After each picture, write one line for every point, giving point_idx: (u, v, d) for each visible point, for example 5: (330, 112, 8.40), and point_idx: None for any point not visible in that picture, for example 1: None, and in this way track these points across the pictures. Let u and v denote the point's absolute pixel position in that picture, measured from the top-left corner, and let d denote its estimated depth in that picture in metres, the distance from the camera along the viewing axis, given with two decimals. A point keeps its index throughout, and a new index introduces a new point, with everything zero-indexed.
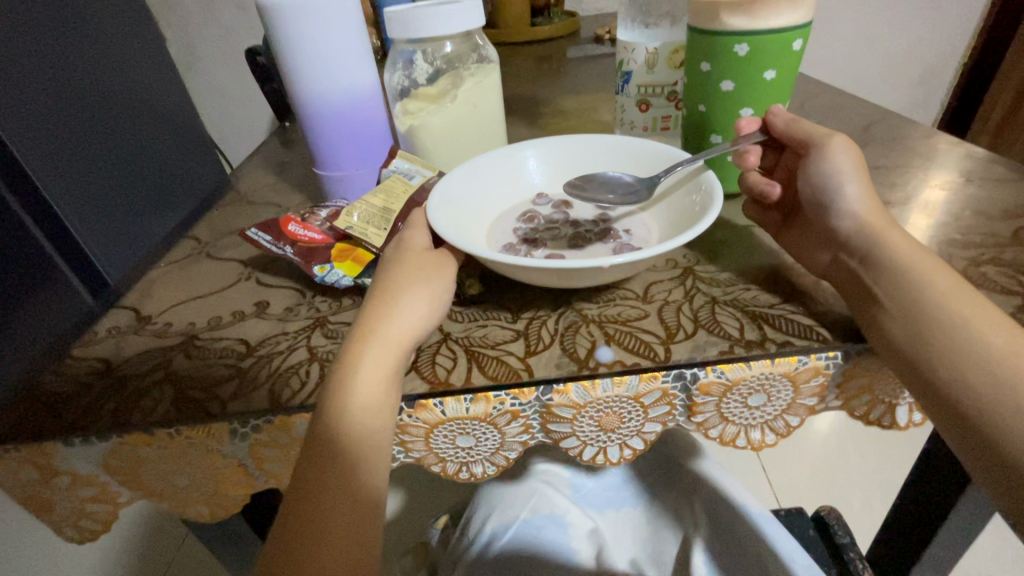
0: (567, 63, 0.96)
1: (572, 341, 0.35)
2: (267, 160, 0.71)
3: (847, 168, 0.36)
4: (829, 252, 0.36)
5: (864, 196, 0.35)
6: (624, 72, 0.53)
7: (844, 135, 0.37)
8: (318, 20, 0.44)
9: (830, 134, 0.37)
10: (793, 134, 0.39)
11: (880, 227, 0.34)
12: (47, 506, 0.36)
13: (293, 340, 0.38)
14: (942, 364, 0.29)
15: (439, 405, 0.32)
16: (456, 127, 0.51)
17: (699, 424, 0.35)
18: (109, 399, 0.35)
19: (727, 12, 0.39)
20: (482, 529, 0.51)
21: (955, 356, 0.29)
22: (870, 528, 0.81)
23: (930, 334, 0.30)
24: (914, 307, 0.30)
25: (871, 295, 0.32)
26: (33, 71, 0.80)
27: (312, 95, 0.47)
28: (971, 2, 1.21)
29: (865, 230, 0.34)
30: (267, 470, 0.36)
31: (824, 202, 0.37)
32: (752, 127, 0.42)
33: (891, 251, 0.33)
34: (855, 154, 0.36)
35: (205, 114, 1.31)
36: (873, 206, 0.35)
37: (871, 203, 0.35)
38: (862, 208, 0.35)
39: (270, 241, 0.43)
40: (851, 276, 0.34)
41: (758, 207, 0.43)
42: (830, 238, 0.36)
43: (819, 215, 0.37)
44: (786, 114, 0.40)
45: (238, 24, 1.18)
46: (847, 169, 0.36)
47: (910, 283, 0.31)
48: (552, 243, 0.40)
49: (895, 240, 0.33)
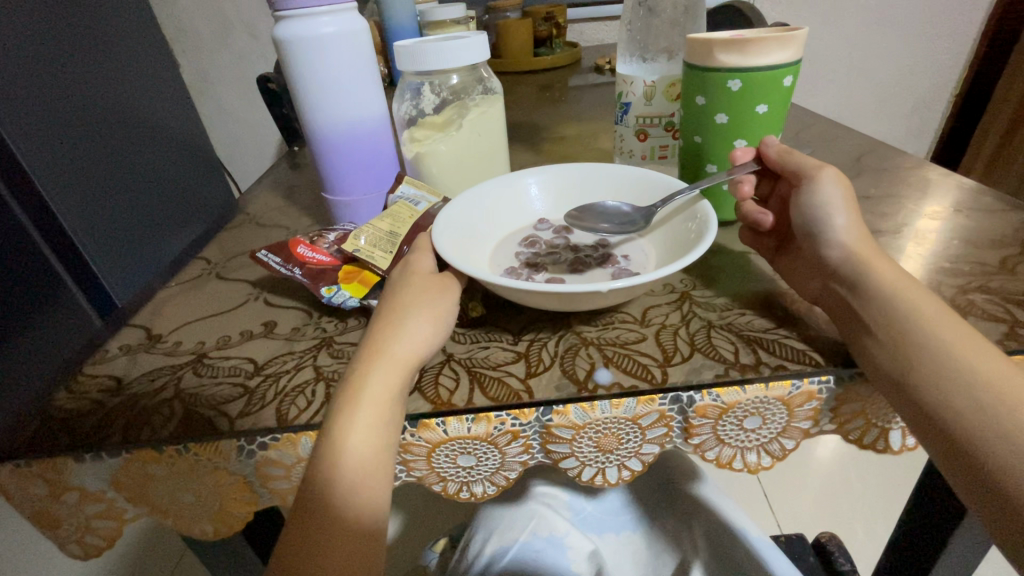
0: (568, 92, 0.98)
1: (572, 363, 0.36)
2: (276, 184, 0.73)
3: (834, 199, 0.37)
4: (821, 278, 0.37)
5: (852, 226, 0.36)
6: (623, 103, 0.55)
7: (832, 168, 0.39)
8: (330, 54, 0.46)
9: (819, 165, 0.39)
10: (785, 164, 0.41)
11: (868, 255, 0.35)
12: (54, 521, 0.37)
13: (300, 359, 0.39)
14: (929, 386, 0.30)
15: (441, 425, 0.33)
16: (462, 154, 0.53)
17: (696, 446, 0.35)
18: (120, 416, 0.36)
19: (720, 49, 0.41)
20: (482, 550, 0.51)
21: (941, 379, 0.29)
22: (872, 557, 0.80)
23: (916, 356, 0.30)
24: (900, 331, 0.31)
25: (862, 323, 0.33)
26: (52, 94, 0.84)
27: (323, 124, 0.49)
28: (960, 36, 1.25)
29: (854, 259, 0.35)
30: (271, 489, 0.36)
31: (814, 232, 0.38)
32: (746, 157, 0.44)
33: (879, 278, 0.34)
34: (843, 186, 0.38)
35: (216, 136, 1.34)
36: (862, 235, 0.36)
37: (859, 232, 0.36)
38: (852, 237, 0.36)
39: (279, 263, 0.45)
40: (841, 303, 0.35)
41: (753, 234, 0.45)
42: (821, 266, 0.37)
43: (810, 243, 0.38)
44: (778, 145, 0.42)
45: (250, 50, 1.22)
46: (835, 200, 0.37)
47: (897, 309, 0.32)
48: (551, 266, 0.41)
49: (883, 267, 0.34)
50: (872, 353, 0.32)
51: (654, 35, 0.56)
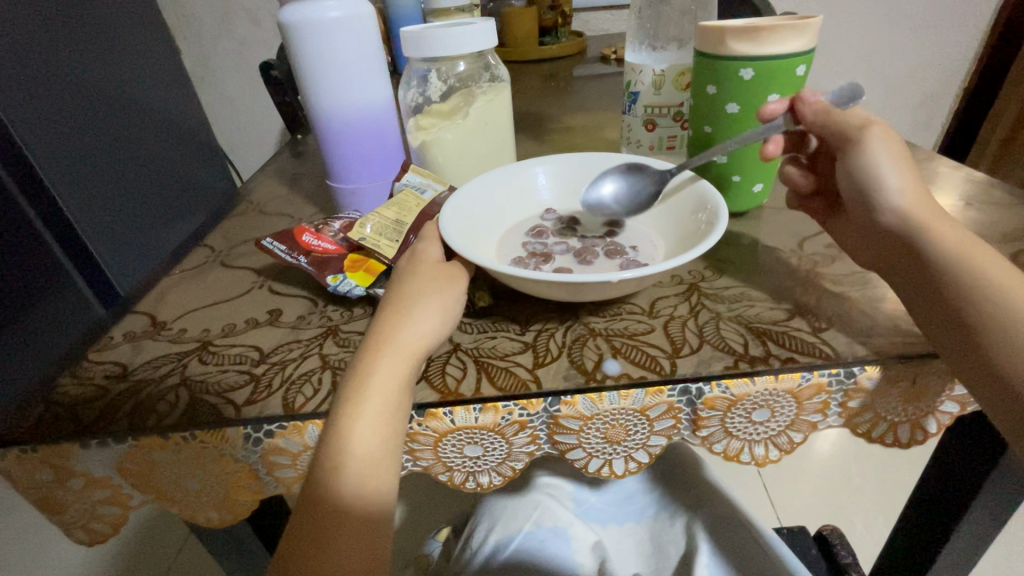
0: (574, 82, 0.97)
1: (580, 353, 0.36)
2: (279, 172, 0.72)
3: (886, 158, 0.36)
4: (877, 245, 0.37)
5: (907, 185, 0.35)
6: (632, 92, 0.55)
7: (880, 124, 0.37)
8: (335, 39, 0.45)
9: (865, 124, 0.36)
10: (825, 127, 0.38)
11: (926, 218, 0.34)
12: (60, 507, 0.37)
13: (306, 348, 0.39)
14: (1006, 360, 0.29)
15: (448, 414, 0.33)
16: (467, 143, 0.52)
17: (703, 439, 0.35)
18: (126, 402, 0.36)
19: (732, 38, 0.41)
20: (486, 539, 0.51)
21: (1016, 354, 0.29)
22: (872, 550, 0.80)
23: (977, 328, 0.31)
24: (958, 302, 0.32)
25: (926, 284, 0.33)
26: (55, 82, 0.83)
27: (327, 111, 0.49)
28: (970, 29, 1.23)
29: (913, 224, 0.34)
30: (277, 477, 0.36)
31: (864, 196, 0.37)
32: (780, 109, 0.41)
33: (940, 242, 0.33)
34: (893, 142, 0.36)
35: (217, 124, 1.34)
36: (916, 193, 0.35)
37: (915, 190, 0.35)
38: (906, 200, 0.35)
39: (284, 250, 0.45)
40: (900, 265, 0.36)
41: (798, 198, 0.45)
42: (876, 234, 0.37)
43: (863, 210, 0.37)
44: (817, 104, 0.39)
45: (253, 37, 1.21)
46: (887, 159, 0.36)
47: (960, 267, 0.32)
48: (571, 241, 0.43)
49: (942, 227, 0.34)
50: (937, 316, 0.32)
51: (664, 24, 0.56)
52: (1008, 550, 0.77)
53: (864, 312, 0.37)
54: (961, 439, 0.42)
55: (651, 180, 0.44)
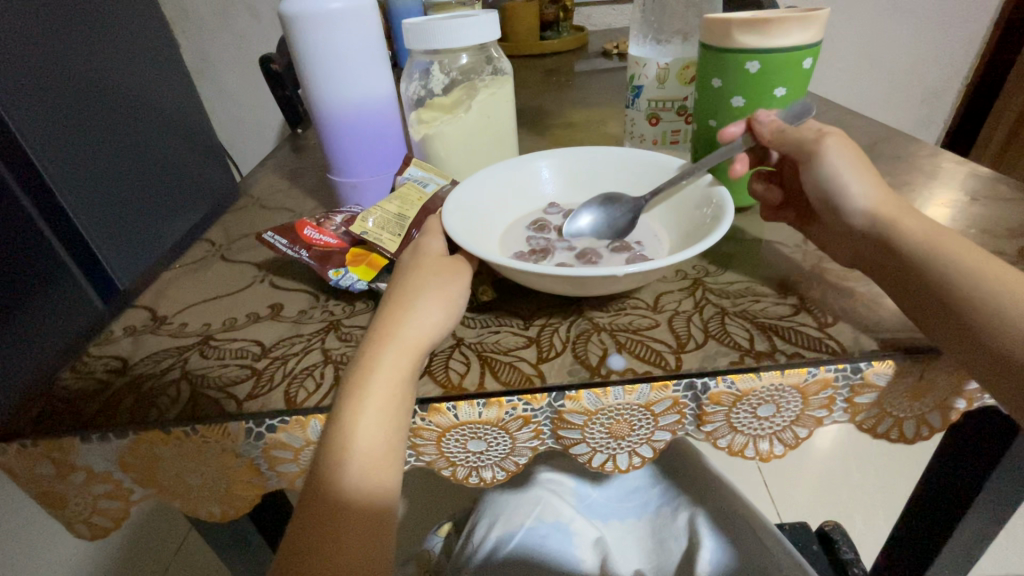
0: (576, 77, 0.97)
1: (584, 349, 0.35)
2: (280, 166, 0.72)
3: (843, 166, 0.37)
4: (854, 247, 0.38)
5: (869, 188, 0.36)
6: (636, 86, 0.54)
7: (833, 134, 0.38)
8: (337, 31, 0.45)
9: (818, 136, 0.38)
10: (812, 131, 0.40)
11: (892, 214, 0.35)
12: (61, 502, 0.37)
13: (308, 342, 0.38)
14: (999, 341, 0.29)
15: (452, 409, 0.33)
16: (469, 137, 0.52)
17: (709, 434, 0.35)
18: (127, 396, 0.36)
19: (739, 30, 0.40)
20: (487, 535, 0.50)
21: (1007, 333, 0.29)
22: (873, 546, 0.80)
23: (972, 323, 0.30)
24: (948, 297, 0.31)
25: (906, 276, 0.34)
26: (53, 75, 0.82)
27: (330, 104, 0.48)
28: (974, 24, 1.23)
29: (881, 222, 0.35)
30: (279, 471, 0.36)
31: (833, 205, 0.38)
32: (740, 129, 0.42)
33: (909, 235, 0.34)
34: (847, 150, 0.37)
35: (217, 118, 1.33)
36: (879, 195, 0.36)
37: (878, 192, 0.36)
38: (872, 201, 0.36)
39: (285, 244, 0.44)
40: (879, 264, 0.36)
41: (770, 211, 0.46)
42: (850, 236, 0.38)
43: (833, 215, 0.38)
44: (771, 123, 0.40)
45: (253, 30, 1.20)
46: (846, 165, 0.37)
47: (932, 256, 0.33)
48: (566, 239, 0.43)
49: (908, 220, 0.35)
50: (922, 303, 0.33)
51: (668, 17, 0.55)
52: (1009, 547, 0.77)
53: (869, 308, 0.37)
54: (967, 436, 0.42)
55: (625, 212, 0.44)
